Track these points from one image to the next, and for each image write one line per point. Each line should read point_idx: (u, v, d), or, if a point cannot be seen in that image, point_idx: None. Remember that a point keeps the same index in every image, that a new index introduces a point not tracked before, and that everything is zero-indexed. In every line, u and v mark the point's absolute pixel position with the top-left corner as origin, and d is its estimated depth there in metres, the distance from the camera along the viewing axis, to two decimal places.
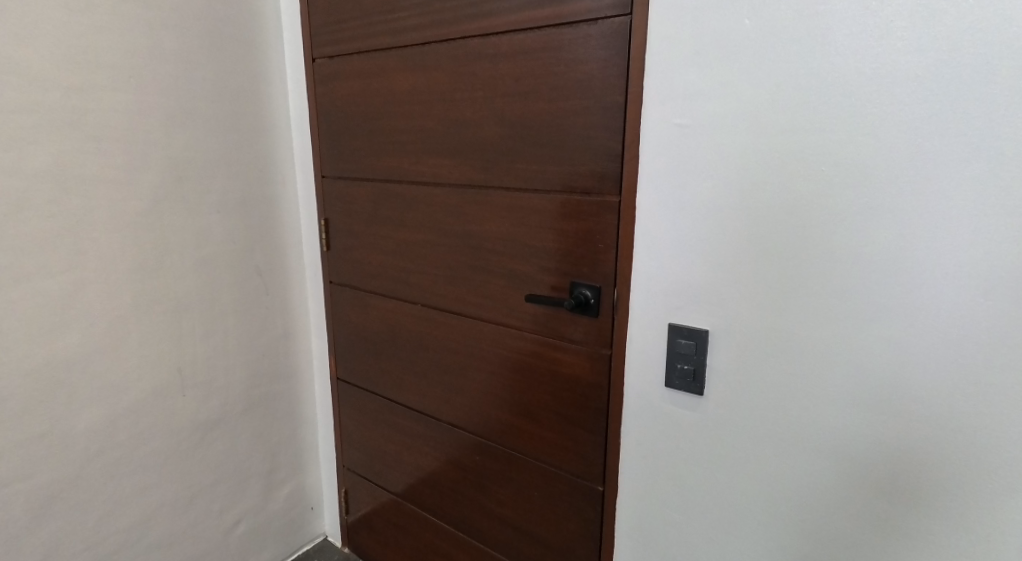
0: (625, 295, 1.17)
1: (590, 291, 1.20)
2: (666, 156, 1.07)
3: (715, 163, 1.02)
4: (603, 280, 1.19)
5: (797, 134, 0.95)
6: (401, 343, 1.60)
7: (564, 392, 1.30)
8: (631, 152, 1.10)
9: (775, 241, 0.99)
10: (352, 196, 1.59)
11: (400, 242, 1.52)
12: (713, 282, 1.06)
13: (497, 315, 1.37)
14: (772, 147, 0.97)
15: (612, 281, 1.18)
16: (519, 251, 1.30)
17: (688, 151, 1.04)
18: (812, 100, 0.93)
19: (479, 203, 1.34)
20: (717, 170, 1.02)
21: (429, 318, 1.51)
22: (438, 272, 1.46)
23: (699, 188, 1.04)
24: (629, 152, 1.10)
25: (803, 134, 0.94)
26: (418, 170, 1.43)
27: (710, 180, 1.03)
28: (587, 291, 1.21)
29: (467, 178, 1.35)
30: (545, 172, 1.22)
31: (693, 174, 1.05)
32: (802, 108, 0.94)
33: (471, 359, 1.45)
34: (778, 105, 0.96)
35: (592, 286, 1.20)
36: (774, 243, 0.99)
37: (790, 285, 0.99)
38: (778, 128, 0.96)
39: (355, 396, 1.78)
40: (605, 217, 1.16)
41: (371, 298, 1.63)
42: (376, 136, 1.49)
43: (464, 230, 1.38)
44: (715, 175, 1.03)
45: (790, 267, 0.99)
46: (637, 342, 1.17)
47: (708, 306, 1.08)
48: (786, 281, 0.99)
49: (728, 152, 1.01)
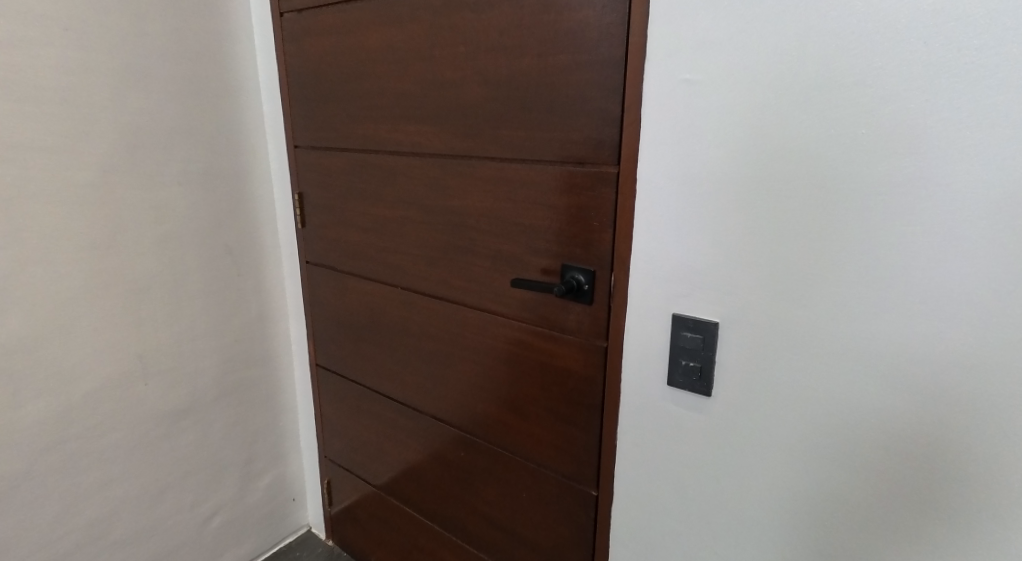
0: (623, 280, 1.02)
1: (582, 275, 1.07)
2: (672, 119, 0.92)
3: (731, 128, 0.87)
4: (598, 263, 1.05)
5: (831, 90, 0.79)
6: (382, 329, 1.47)
7: (555, 386, 1.17)
8: (632, 115, 0.95)
9: (799, 220, 0.84)
10: (326, 168, 1.45)
11: (379, 220, 1.38)
12: (724, 266, 0.92)
13: (483, 300, 1.24)
14: (798, 108, 0.82)
15: (608, 264, 1.04)
16: (507, 230, 1.15)
17: (697, 112, 0.89)
18: (848, 48, 0.77)
19: (463, 175, 1.19)
20: (733, 138, 0.87)
21: (411, 303, 1.38)
22: (419, 251, 1.32)
23: (711, 158, 0.89)
24: (629, 115, 0.95)
25: (837, 91, 0.79)
26: (396, 139, 1.29)
27: (723, 149, 0.88)
28: (580, 276, 1.07)
29: (449, 147, 1.20)
30: (536, 140, 1.07)
31: (704, 141, 0.89)
32: (833, 59, 0.78)
33: (455, 348, 1.33)
34: (806, 55, 0.80)
35: (586, 270, 1.06)
36: (797, 222, 0.84)
37: (815, 271, 0.85)
38: (805, 84, 0.81)
39: (335, 384, 1.66)
40: (602, 192, 1.01)
41: (350, 279, 1.50)
42: (351, 101, 1.34)
43: (447, 207, 1.24)
44: (730, 142, 0.87)
45: (815, 251, 0.84)
46: (637, 334, 1.04)
47: (718, 294, 0.94)
48: (812, 267, 0.85)
49: (747, 115, 0.85)
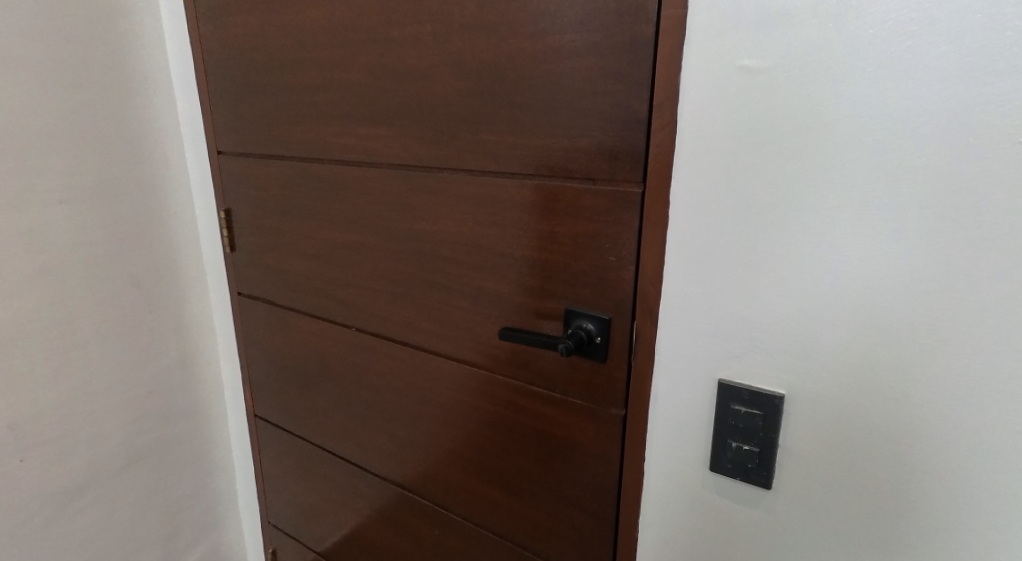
0: (650, 332, 0.78)
1: (593, 325, 0.82)
2: (723, 122, 0.66)
3: (810, 136, 0.62)
4: (615, 309, 0.80)
5: (972, 82, 0.55)
6: (333, 378, 1.19)
7: (555, 459, 0.93)
8: (667, 115, 0.70)
9: (913, 263, 0.60)
10: (258, 179, 1.16)
11: (327, 245, 1.10)
12: (793, 322, 0.68)
13: (462, 349, 0.97)
14: (920, 106, 0.57)
15: (627, 311, 0.80)
16: (493, 264, 0.89)
17: (760, 112, 0.64)
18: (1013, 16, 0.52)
19: (433, 192, 0.92)
20: (812, 149, 0.62)
21: (369, 348, 1.10)
22: (379, 286, 1.05)
23: (779, 175, 0.65)
24: (661, 116, 0.70)
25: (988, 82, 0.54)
26: (346, 144, 1.01)
27: (799, 163, 0.63)
28: (590, 325, 0.82)
29: (415, 155, 0.93)
30: (531, 147, 0.81)
31: (768, 152, 0.65)
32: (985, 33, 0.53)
33: (426, 405, 1.06)
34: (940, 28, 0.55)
35: (598, 317, 0.81)
36: (911, 266, 0.60)
37: (934, 333, 0.61)
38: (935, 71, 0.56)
39: (278, 440, 1.37)
40: (622, 217, 0.76)
41: (293, 316, 1.21)
42: (286, 95, 1.05)
43: (412, 231, 0.97)
44: (809, 153, 0.63)
45: (937, 306, 0.60)
46: (668, 402, 0.79)
47: (783, 358, 0.69)
48: (930, 328, 0.61)
49: (834, 117, 0.61)
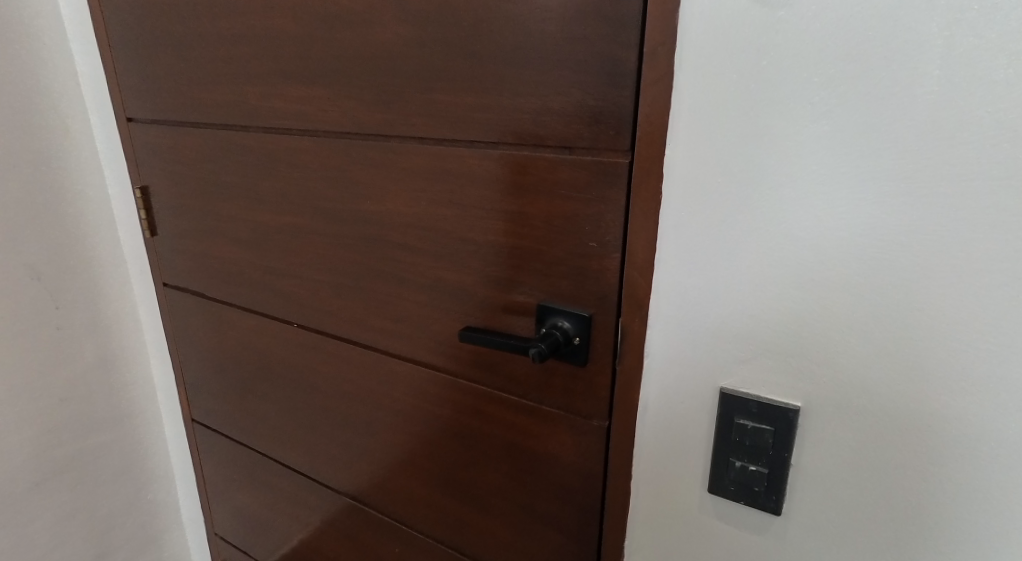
0: (640, 331, 0.66)
1: (571, 323, 0.69)
2: (731, 72, 0.53)
3: (843, 90, 0.49)
4: (597, 304, 0.67)
5: None
6: (276, 380, 1.05)
7: (529, 473, 0.81)
8: (662, 66, 0.56)
9: (974, 249, 0.48)
10: (176, 151, 0.98)
11: (260, 229, 0.94)
12: (814, 321, 0.56)
13: (420, 349, 0.84)
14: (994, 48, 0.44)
15: (612, 306, 0.67)
16: (453, 250, 0.75)
17: (781, 58, 0.51)
18: None
19: (379, 165, 0.77)
20: (847, 105, 0.49)
21: (314, 347, 0.96)
22: (321, 276, 0.90)
23: (802, 139, 0.52)
24: (655, 68, 0.57)
25: None
26: (274, 108, 0.84)
27: (829, 126, 0.50)
28: (567, 323, 0.69)
29: (356, 121, 0.77)
30: (494, 109, 0.67)
31: (789, 110, 0.51)
32: None
33: (380, 411, 0.92)
34: None
35: (577, 313, 0.68)
36: (971, 252, 0.48)
37: (997, 337, 0.49)
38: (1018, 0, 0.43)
39: (219, 447, 1.22)
40: (605, 193, 0.63)
41: (225, 310, 1.05)
42: (201, 50, 0.88)
43: (357, 212, 0.82)
44: (842, 112, 0.50)
45: (1003, 303, 0.48)
46: (658, 411, 0.67)
47: (800, 362, 0.58)
48: (992, 330, 0.49)
49: (878, 65, 0.48)
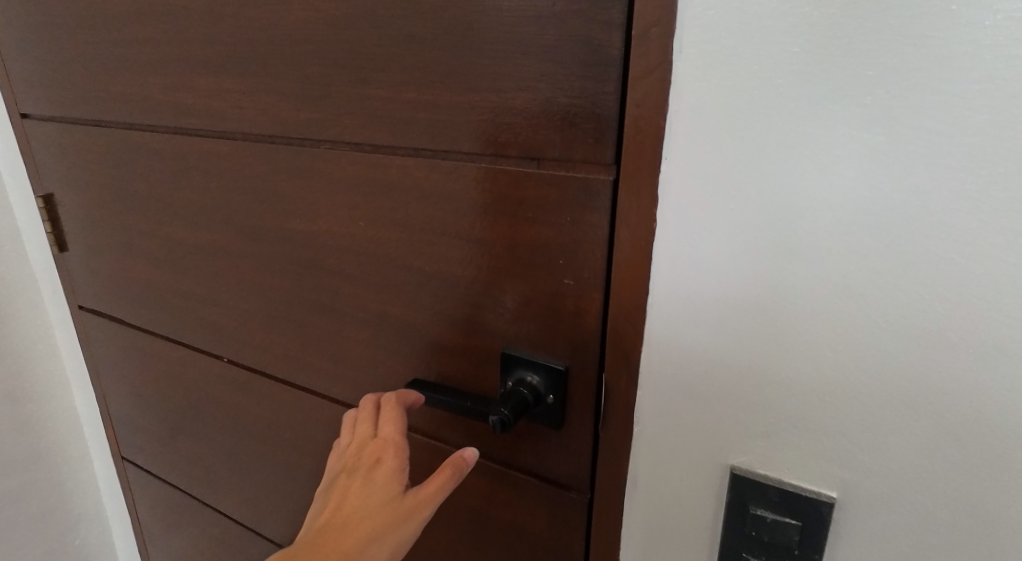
0: (627, 390, 0.52)
1: (541, 377, 0.55)
2: (748, 61, 0.38)
3: (910, 88, 0.35)
4: (574, 355, 0.53)
5: None
6: (205, 420, 0.89)
7: (496, 546, 0.67)
8: (656, 52, 0.41)
9: None
10: (77, 154, 0.83)
11: (174, 247, 0.78)
12: (857, 392, 0.42)
13: (362, 396, 0.69)
14: None
15: (592, 358, 0.53)
16: (395, 282, 0.60)
17: (820, 42, 0.36)
18: None
19: (302, 175, 0.61)
20: (914, 109, 0.35)
21: (244, 386, 0.80)
22: (246, 305, 0.74)
23: (848, 155, 0.38)
24: (646, 55, 0.42)
25: None
26: (179, 104, 0.68)
27: (887, 138, 0.36)
28: (536, 377, 0.55)
29: (272, 119, 0.61)
30: (438, 109, 0.51)
31: (830, 115, 0.37)
32: None
33: (321, 464, 0.77)
34: None
35: (548, 366, 0.54)
36: None
37: None
38: None
39: (150, 489, 1.06)
40: (582, 217, 0.48)
41: (145, 339, 0.90)
42: (94, 32, 0.72)
43: (280, 231, 0.66)
44: (906, 118, 0.36)
45: None
46: (650, 489, 0.53)
47: (836, 442, 0.44)
48: None
49: (963, 52, 0.33)
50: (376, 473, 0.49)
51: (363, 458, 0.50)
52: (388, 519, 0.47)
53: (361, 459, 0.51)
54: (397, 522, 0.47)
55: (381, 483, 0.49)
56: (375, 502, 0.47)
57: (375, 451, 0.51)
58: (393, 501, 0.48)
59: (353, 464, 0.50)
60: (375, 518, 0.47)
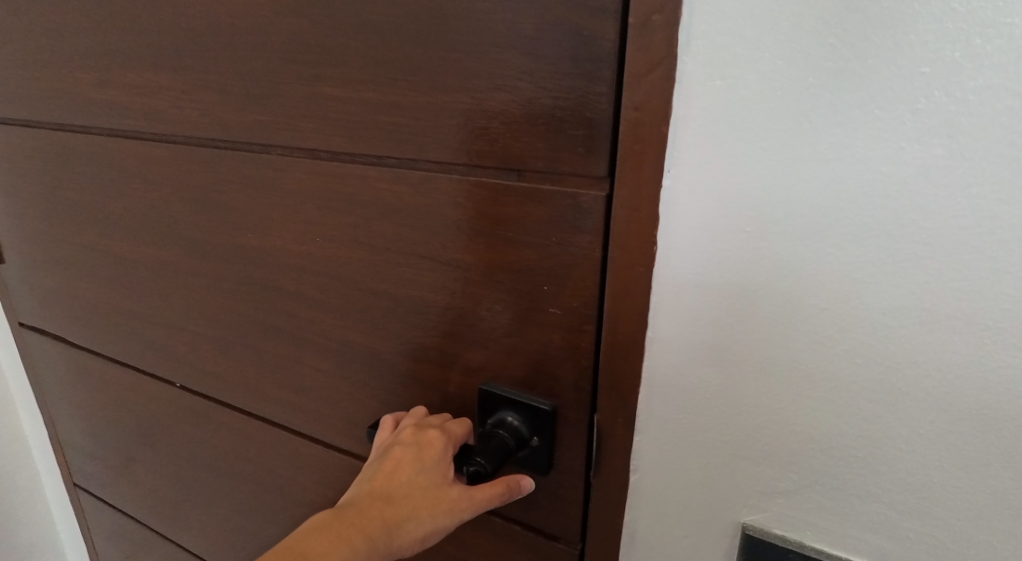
0: (624, 435, 0.45)
1: (523, 418, 0.48)
2: (774, 56, 0.31)
3: (977, 90, 0.28)
4: (562, 394, 0.46)
5: None
6: (158, 449, 0.81)
7: None
8: (659, 44, 0.34)
9: None
10: (8, 157, 0.74)
11: (116, 262, 0.70)
12: (897, 450, 0.36)
13: (325, 432, 0.61)
14: None
15: (583, 398, 0.46)
16: (359, 308, 0.52)
17: (865, 33, 0.29)
18: None
19: (251, 184, 0.53)
20: (982, 116, 0.28)
21: (197, 415, 0.73)
22: (195, 327, 0.66)
23: (896, 172, 0.31)
24: (647, 47, 0.35)
25: None
26: (113, 102, 0.60)
27: (946, 152, 0.30)
28: (518, 418, 0.48)
29: (215, 121, 0.53)
30: (403, 111, 0.43)
31: (876, 122, 0.30)
32: None
33: (283, 502, 0.70)
34: None
35: (532, 405, 0.47)
36: None
37: None
38: None
39: (105, 519, 0.98)
40: (571, 239, 0.41)
41: (91, 360, 0.82)
42: (16, 20, 0.63)
43: (228, 246, 0.58)
44: (972, 127, 0.29)
45: None
46: (649, 545, 0.47)
47: (869, 504, 0.38)
48: None
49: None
50: (430, 452, 0.45)
51: (418, 434, 0.46)
52: (432, 504, 0.42)
53: (416, 435, 0.46)
54: (439, 512, 0.42)
55: (433, 465, 0.44)
56: (422, 483, 0.43)
57: (431, 433, 0.46)
58: (439, 488, 0.43)
59: (408, 436, 0.46)
60: (421, 501, 0.42)
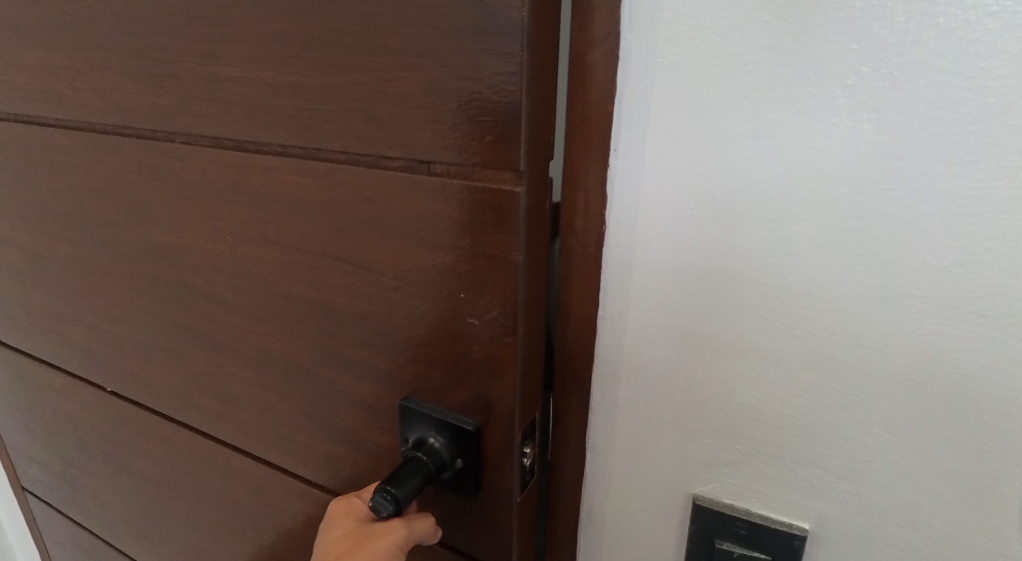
0: (580, 419, 0.44)
1: (446, 440, 0.43)
2: (710, 32, 0.30)
3: (901, 67, 0.28)
4: (484, 413, 0.42)
5: None
6: (99, 456, 0.77)
7: None
8: (604, 18, 0.32)
9: None
10: None
11: (36, 261, 0.65)
12: (832, 418, 0.35)
13: (255, 444, 0.57)
14: None
15: (506, 417, 0.41)
16: (273, 313, 0.48)
17: (799, 7, 0.28)
18: None
19: (161, 178, 0.49)
20: (905, 91, 0.28)
21: (131, 422, 0.69)
22: (122, 331, 0.62)
23: (828, 148, 0.30)
24: (592, 21, 0.33)
25: None
26: (15, 86, 0.55)
27: (874, 127, 0.29)
28: (440, 439, 0.43)
29: (119, 108, 0.48)
30: (304, 95, 0.39)
31: (809, 99, 0.29)
32: None
33: (219, 515, 0.66)
34: None
35: (453, 425, 0.43)
36: None
37: None
38: None
39: (53, 522, 0.95)
40: (484, 239, 0.37)
41: (22, 363, 0.77)
42: None
43: (145, 246, 0.54)
44: (897, 102, 0.28)
45: None
46: (604, 527, 0.46)
47: (808, 470, 0.37)
48: None
49: (964, 21, 0.26)
50: (333, 509, 0.44)
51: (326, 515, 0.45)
52: (353, 539, 0.41)
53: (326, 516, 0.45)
54: (365, 538, 0.41)
55: (341, 515, 0.43)
56: (335, 534, 0.42)
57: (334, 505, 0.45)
58: (357, 527, 0.42)
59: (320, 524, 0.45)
60: (336, 545, 0.41)
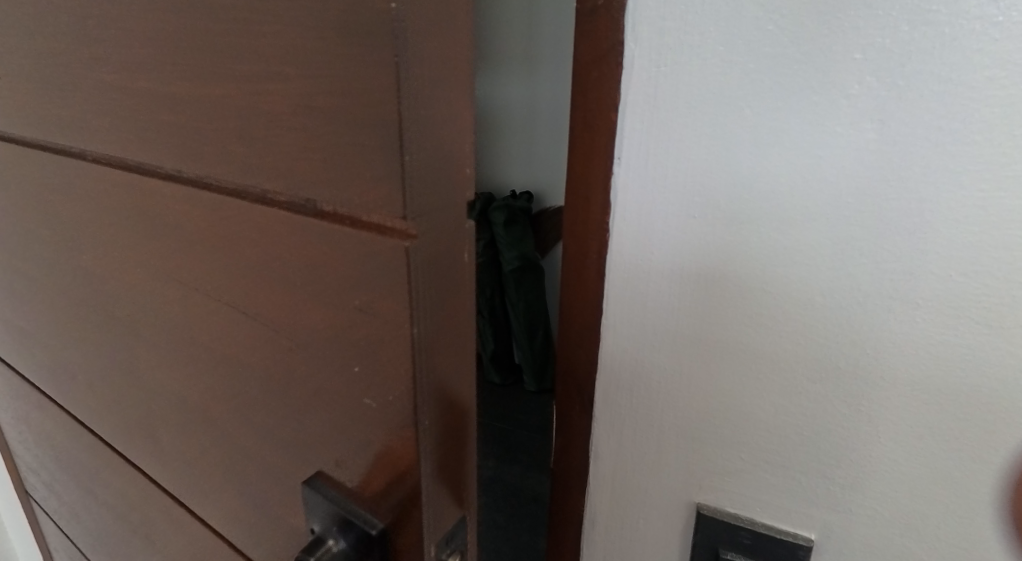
0: (581, 436, 0.42)
1: (348, 544, 0.31)
2: (708, 37, 0.29)
3: (905, 76, 0.27)
4: (389, 520, 0.29)
5: None
6: (61, 482, 0.73)
7: None
8: (607, 24, 0.31)
9: None
10: None
11: None
12: (839, 428, 0.34)
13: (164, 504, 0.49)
14: None
15: (417, 532, 0.29)
16: (172, 364, 0.40)
17: (801, 15, 0.27)
18: None
19: (66, 199, 0.42)
20: (910, 101, 0.27)
21: (74, 456, 0.63)
22: (53, 361, 0.56)
23: (831, 158, 0.29)
24: (594, 27, 0.31)
25: None
26: None
27: (879, 137, 0.28)
28: (341, 542, 0.31)
29: (26, 119, 0.42)
30: (175, 110, 0.30)
31: (812, 107, 0.28)
32: None
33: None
34: None
35: (355, 526, 0.31)
36: None
37: None
38: None
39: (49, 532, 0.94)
40: (375, 305, 0.25)
41: None
42: None
43: (59, 273, 0.48)
44: (902, 111, 0.27)
45: None
46: (606, 544, 0.44)
47: (814, 480, 0.36)
48: None
49: (968, 30, 0.25)
50: None
51: None
52: None
53: None
54: None
55: None
56: None
57: None
58: None
59: None
60: None
